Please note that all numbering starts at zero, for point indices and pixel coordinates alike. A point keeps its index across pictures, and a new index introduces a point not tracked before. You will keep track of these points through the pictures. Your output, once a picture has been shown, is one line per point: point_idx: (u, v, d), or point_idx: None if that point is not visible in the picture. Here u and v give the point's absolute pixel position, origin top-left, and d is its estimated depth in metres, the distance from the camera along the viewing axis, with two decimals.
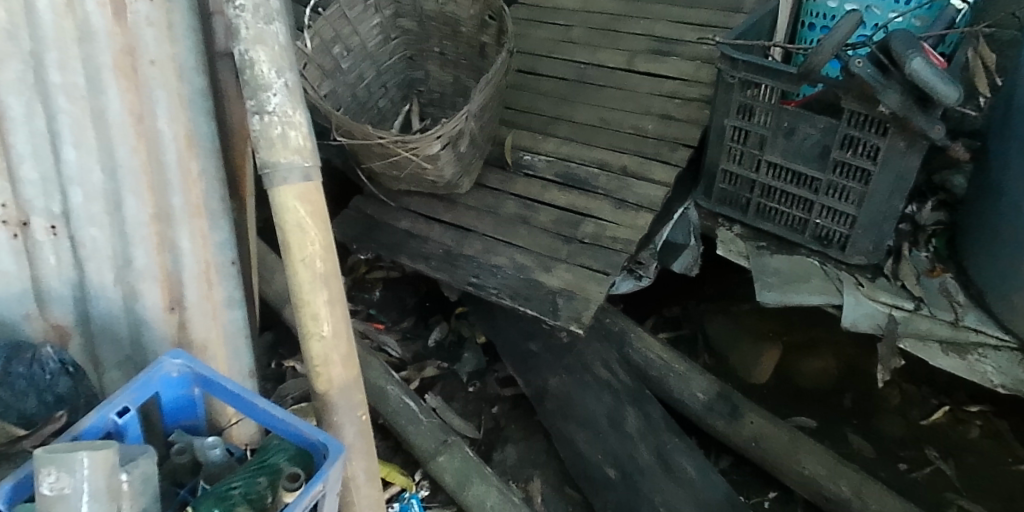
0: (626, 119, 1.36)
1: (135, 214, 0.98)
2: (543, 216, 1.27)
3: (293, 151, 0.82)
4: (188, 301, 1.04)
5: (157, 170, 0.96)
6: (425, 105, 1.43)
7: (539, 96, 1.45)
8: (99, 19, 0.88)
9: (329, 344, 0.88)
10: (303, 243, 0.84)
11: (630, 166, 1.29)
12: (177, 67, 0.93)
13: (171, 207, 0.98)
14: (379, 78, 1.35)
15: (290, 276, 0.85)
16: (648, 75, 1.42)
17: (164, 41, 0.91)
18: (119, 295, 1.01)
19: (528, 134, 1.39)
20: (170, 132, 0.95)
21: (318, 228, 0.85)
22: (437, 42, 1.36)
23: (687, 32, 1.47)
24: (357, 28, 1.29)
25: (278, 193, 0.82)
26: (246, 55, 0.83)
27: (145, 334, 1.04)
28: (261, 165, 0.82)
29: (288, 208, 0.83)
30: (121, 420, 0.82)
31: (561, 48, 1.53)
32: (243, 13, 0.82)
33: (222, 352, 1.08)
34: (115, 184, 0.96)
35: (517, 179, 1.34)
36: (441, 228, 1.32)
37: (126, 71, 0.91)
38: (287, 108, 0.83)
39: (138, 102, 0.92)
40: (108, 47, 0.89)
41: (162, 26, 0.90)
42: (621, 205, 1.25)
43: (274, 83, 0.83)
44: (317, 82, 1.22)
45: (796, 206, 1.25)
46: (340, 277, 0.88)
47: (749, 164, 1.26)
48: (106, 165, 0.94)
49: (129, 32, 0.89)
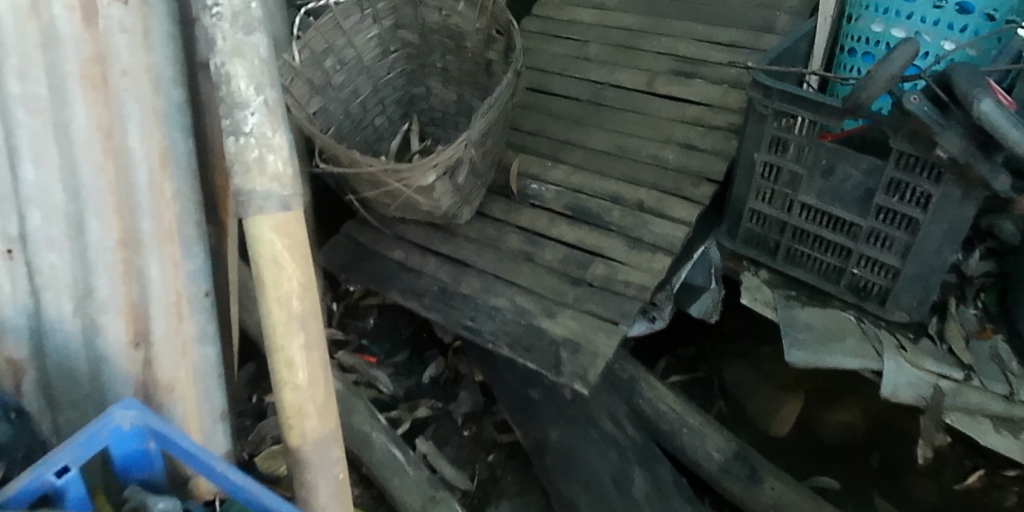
0: (645, 148, 1.23)
1: (98, 239, 0.84)
2: (550, 254, 1.15)
3: (271, 178, 0.72)
4: (155, 335, 0.90)
5: (126, 192, 0.84)
6: (426, 124, 1.31)
7: (550, 117, 1.33)
8: (66, 25, 0.76)
9: (304, 394, 0.77)
10: (278, 279, 0.73)
11: (647, 202, 1.16)
12: (153, 78, 0.81)
13: (141, 232, 0.86)
14: (376, 95, 1.24)
15: (263, 318, 0.75)
16: (669, 99, 1.29)
17: (138, 48, 0.80)
18: (80, 330, 0.87)
19: (537, 160, 1.27)
20: (141, 150, 0.83)
21: (297, 265, 0.75)
22: (439, 57, 1.24)
23: (713, 52, 1.33)
24: (352, 39, 1.17)
25: (252, 222, 0.72)
26: (222, 69, 0.71)
27: (105, 372, 0.89)
28: (234, 193, 0.72)
29: (264, 241, 0.73)
30: (62, 482, 0.64)
31: (576, 65, 1.40)
32: (220, 22, 0.71)
33: (191, 391, 0.94)
34: (78, 206, 0.83)
35: (522, 210, 1.22)
36: (437, 261, 1.20)
37: (95, 81, 0.79)
38: (265, 130, 0.72)
39: (106, 116, 0.80)
40: (75, 54, 0.77)
41: (139, 32, 0.79)
42: (636, 245, 1.12)
43: (254, 102, 0.72)
44: (303, 99, 1.10)
45: (832, 253, 1.12)
46: (321, 319, 0.78)
47: (781, 203, 1.13)
48: (68, 185, 0.81)
49: (99, 39, 0.78)
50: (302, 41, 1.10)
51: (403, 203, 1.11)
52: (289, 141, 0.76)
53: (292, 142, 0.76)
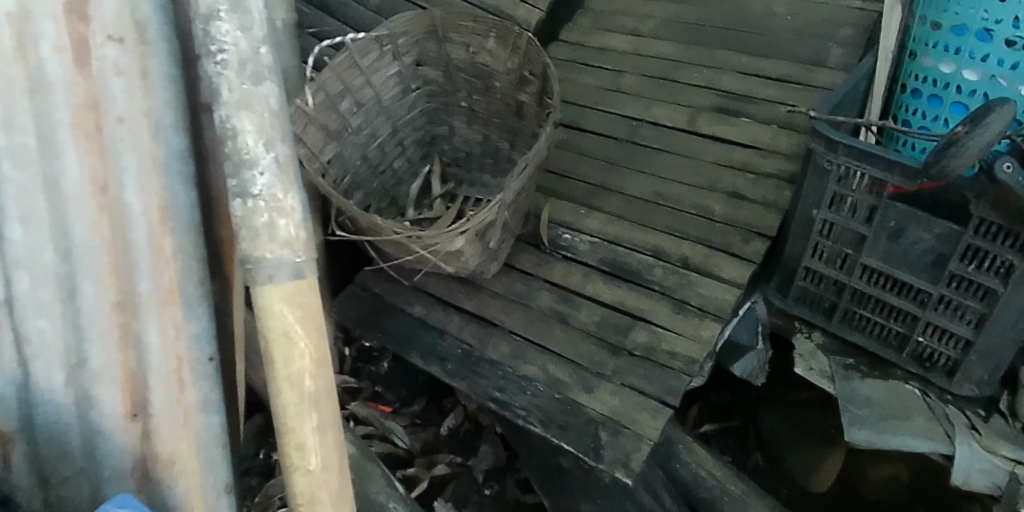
0: (689, 196, 1.13)
1: (91, 303, 0.65)
2: (585, 315, 1.05)
3: (282, 244, 0.64)
4: (156, 414, 0.70)
5: (124, 247, 0.65)
6: (447, 164, 1.22)
7: (582, 158, 1.23)
8: (56, 67, 0.60)
9: (317, 480, 0.69)
10: (290, 356, 0.65)
11: (693, 258, 1.06)
12: (152, 123, 0.65)
13: (138, 291, 0.67)
14: (395, 136, 1.14)
15: (272, 397, 0.67)
16: (713, 140, 1.19)
17: (136, 92, 0.64)
18: (72, 406, 0.66)
19: (569, 207, 1.17)
20: (141, 203, 0.66)
21: (310, 338, 0.66)
22: (465, 96, 1.14)
23: (760, 88, 1.23)
24: (370, 79, 1.07)
25: (261, 292, 0.64)
26: (227, 122, 0.62)
27: (104, 467, 0.69)
28: (241, 259, 0.64)
29: (275, 313, 0.65)
30: None
31: (609, 99, 1.30)
32: (226, 71, 0.62)
33: (197, 477, 0.74)
34: (68, 266, 0.64)
35: (554, 263, 1.12)
36: (461, 319, 1.10)
37: (88, 128, 0.62)
38: (276, 190, 0.64)
39: (102, 165, 0.63)
40: (66, 100, 0.61)
41: (137, 71, 0.64)
42: (681, 309, 1.01)
43: (264, 160, 0.64)
44: (316, 146, 1.01)
45: (897, 319, 1.01)
46: (337, 399, 0.69)
47: (840, 262, 1.02)
48: (58, 247, 0.63)
49: (93, 81, 0.62)
50: (316, 84, 1.00)
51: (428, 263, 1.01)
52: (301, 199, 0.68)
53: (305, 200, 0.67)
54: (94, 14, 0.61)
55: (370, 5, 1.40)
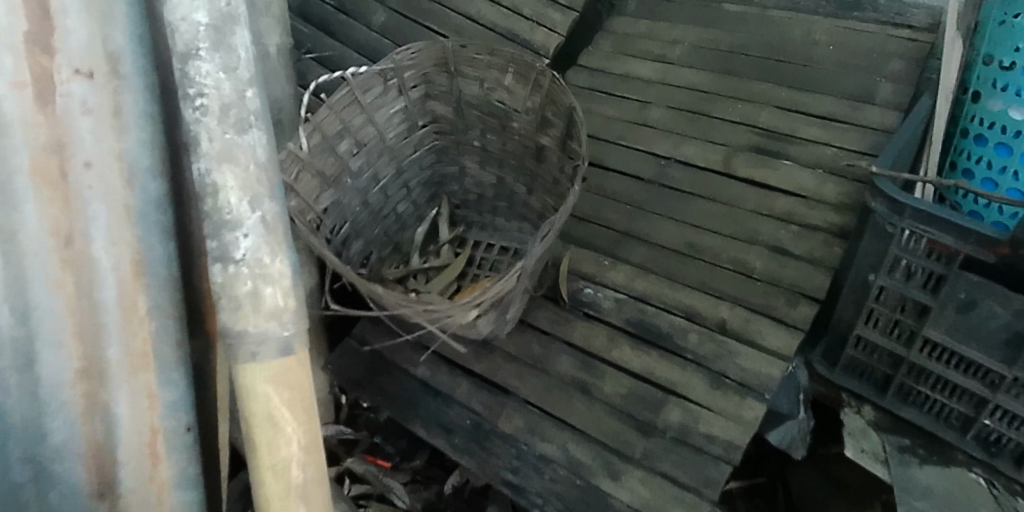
0: (725, 249, 1.01)
1: (51, 372, 0.61)
2: (610, 386, 0.93)
3: (267, 316, 0.63)
4: (124, 486, 0.66)
5: (89, 310, 0.61)
6: (456, 206, 1.12)
7: (605, 201, 1.12)
8: (11, 105, 0.56)
9: None
10: (274, 442, 0.64)
11: (732, 322, 0.94)
12: (124, 168, 0.61)
13: (106, 359, 0.63)
14: (400, 177, 1.03)
15: (256, 489, 0.65)
16: (751, 185, 1.07)
17: (107, 134, 0.60)
18: (29, 481, 0.63)
19: (592, 257, 1.06)
20: (111, 259, 0.62)
21: (297, 421, 0.65)
22: (478, 135, 1.02)
23: (803, 126, 1.11)
24: (372, 116, 0.96)
25: (242, 370, 0.64)
26: (207, 175, 0.60)
27: None
28: (222, 332, 0.63)
29: (257, 394, 0.64)
30: None
31: (635, 134, 1.19)
32: (204, 116, 0.60)
33: None
34: (27, 329, 0.60)
35: (574, 322, 1.00)
36: (470, 385, 0.99)
37: (50, 175, 0.58)
38: (262, 256, 0.62)
39: (66, 218, 0.59)
40: (23, 142, 0.57)
41: (107, 112, 0.60)
42: (719, 384, 0.89)
43: (249, 220, 0.62)
44: (309, 195, 0.90)
45: (961, 399, 0.89)
46: (325, 487, 0.68)
47: (899, 334, 0.90)
48: (14, 307, 0.59)
49: (57, 123, 0.57)
50: (310, 125, 0.90)
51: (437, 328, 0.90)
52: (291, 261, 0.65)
53: (295, 261, 0.65)
54: (59, 47, 0.57)
55: (374, 26, 1.30)
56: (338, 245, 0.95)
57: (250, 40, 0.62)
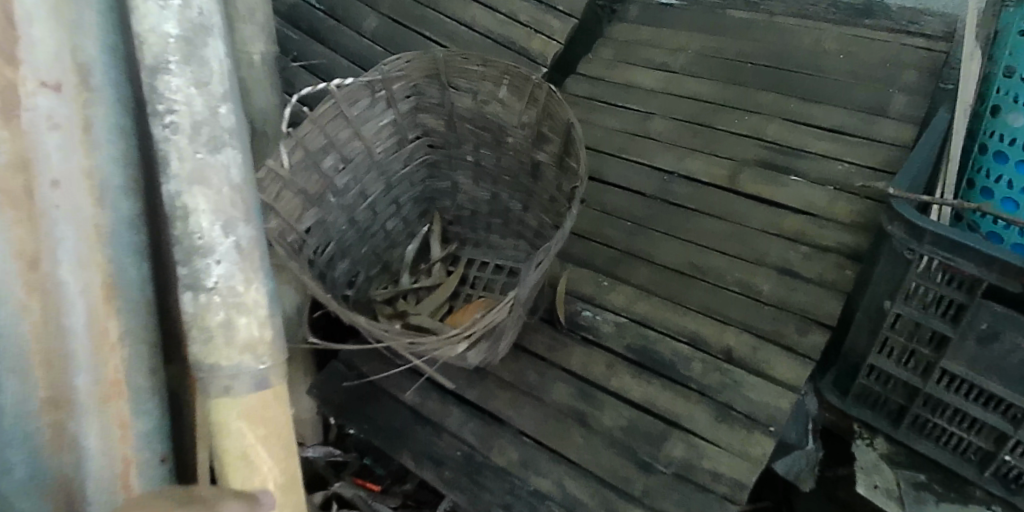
0: (731, 270, 0.95)
1: (15, 403, 0.61)
2: (609, 418, 0.88)
3: (242, 347, 0.68)
4: None
5: (54, 338, 0.61)
6: (449, 222, 1.07)
7: (605, 218, 1.07)
8: None
9: None
10: (249, 480, 0.68)
11: (738, 350, 0.88)
12: (95, 186, 0.63)
13: (73, 390, 0.62)
14: (389, 193, 0.98)
15: None
16: (758, 202, 1.02)
17: (76, 151, 0.61)
18: None
19: (590, 277, 1.01)
20: (75, 284, 0.62)
21: (271, 460, 0.69)
22: (471, 149, 0.97)
23: (813, 140, 1.06)
24: (359, 130, 0.91)
25: (213, 407, 0.68)
26: (180, 196, 0.66)
27: None
28: (197, 365, 0.68)
29: (231, 432, 0.68)
30: None
31: (636, 146, 1.14)
32: (177, 135, 0.65)
33: None
34: None
35: (571, 347, 0.95)
36: (461, 413, 0.94)
37: (11, 197, 0.58)
38: (237, 283, 0.67)
39: (28, 241, 0.59)
40: None
41: (77, 127, 0.61)
42: (724, 416, 0.84)
43: (222, 246, 0.66)
44: (291, 214, 0.85)
45: (980, 432, 0.83)
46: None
47: (915, 364, 0.84)
48: None
49: (18, 137, 0.57)
50: (292, 139, 0.85)
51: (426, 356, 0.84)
52: (266, 287, 0.71)
53: (271, 290, 0.71)
54: (22, 57, 0.56)
55: (366, 32, 1.25)
56: (322, 266, 0.91)
57: (223, 50, 0.65)
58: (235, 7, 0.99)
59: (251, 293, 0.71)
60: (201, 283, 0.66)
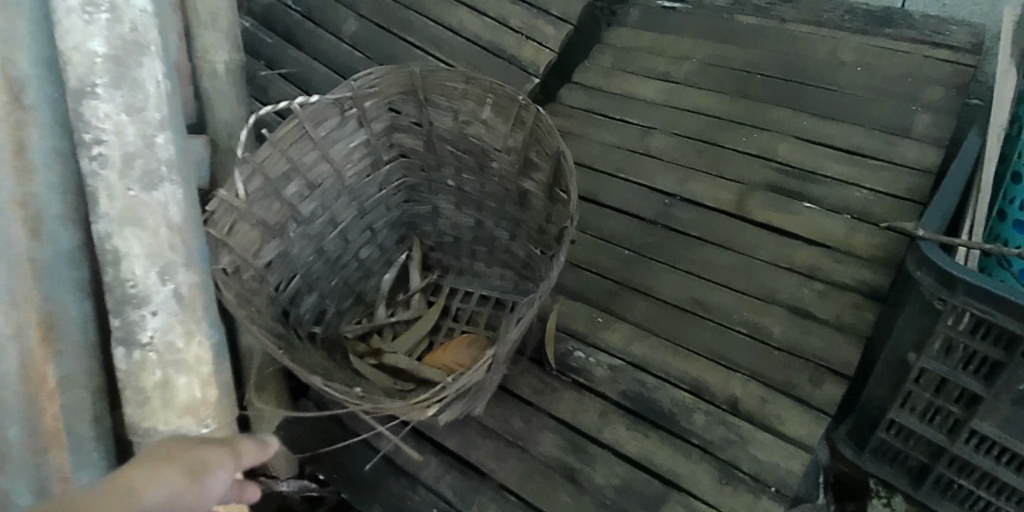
0: (737, 309, 0.86)
1: None
2: (600, 474, 0.79)
3: (182, 410, 0.62)
4: None
5: None
6: (429, 248, 0.98)
7: (600, 245, 0.97)
8: None
9: None
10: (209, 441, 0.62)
11: (744, 401, 0.80)
12: (27, 215, 0.63)
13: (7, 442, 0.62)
14: (362, 219, 0.90)
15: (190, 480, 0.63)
16: (768, 230, 0.92)
17: (8, 177, 0.62)
18: None
19: (583, 312, 0.92)
20: (9, 323, 0.62)
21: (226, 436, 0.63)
22: (453, 172, 0.88)
23: (828, 162, 0.97)
24: (327, 152, 0.82)
25: None
26: (108, 238, 0.61)
27: None
28: (133, 428, 0.63)
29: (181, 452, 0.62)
30: None
31: (635, 165, 1.05)
32: (105, 171, 0.60)
33: None
34: None
35: (561, 391, 0.87)
36: (439, 463, 0.86)
37: None
38: (174, 338, 0.62)
39: None
40: None
41: (9, 149, 0.62)
42: (727, 476, 0.76)
43: (159, 294, 0.62)
44: (247, 248, 0.76)
45: (1009, 498, 0.73)
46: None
47: (941, 421, 0.74)
48: None
49: None
50: (249, 165, 0.75)
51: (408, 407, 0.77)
52: (213, 339, 0.65)
53: (214, 344, 0.64)
54: None
55: (345, 36, 1.15)
56: (286, 302, 0.82)
57: (162, 72, 0.61)
58: (196, 13, 0.90)
59: (193, 348, 0.63)
60: (135, 336, 0.62)
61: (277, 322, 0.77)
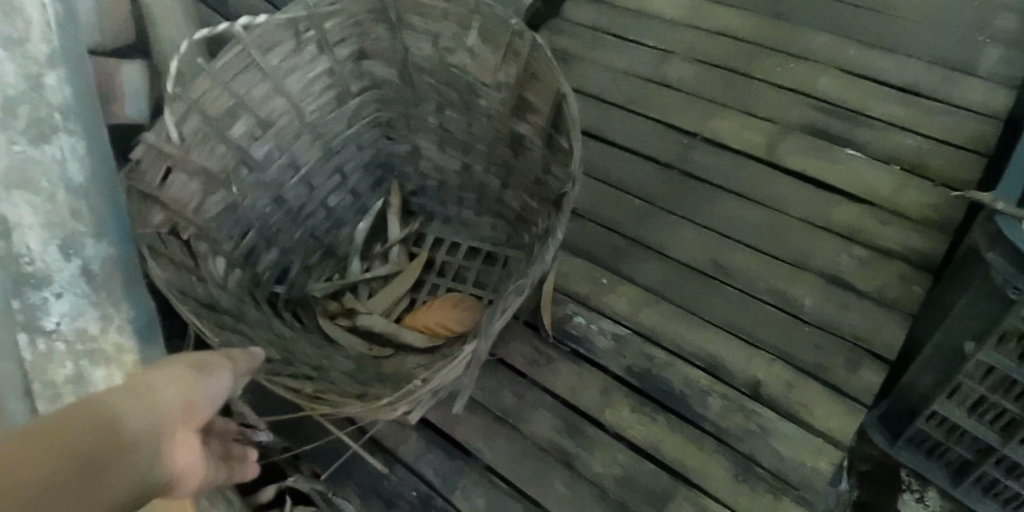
0: (763, 275, 0.75)
1: None
2: (599, 462, 0.69)
3: None
4: None
5: None
6: (410, 193, 0.85)
7: (608, 191, 0.84)
8: None
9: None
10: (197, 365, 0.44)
11: (768, 384, 0.70)
12: None
13: None
14: (329, 162, 0.77)
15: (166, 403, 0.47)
16: (802, 181, 0.80)
17: None
18: None
19: (586, 271, 0.79)
20: None
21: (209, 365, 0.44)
22: (433, 109, 0.75)
23: (876, 101, 0.83)
24: (282, 84, 0.69)
25: None
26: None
27: None
28: None
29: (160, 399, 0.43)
30: None
31: (651, 97, 0.90)
32: None
33: None
34: None
35: (558, 362, 0.75)
36: (420, 439, 0.75)
37: None
38: (81, 320, 0.60)
39: None
40: None
41: None
42: (744, 473, 0.66)
43: (62, 272, 0.59)
44: (182, 203, 0.65)
45: None
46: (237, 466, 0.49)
47: (994, 417, 0.64)
48: None
49: None
50: (184, 102, 0.64)
51: (383, 386, 0.66)
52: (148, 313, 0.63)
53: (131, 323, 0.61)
54: None
55: None
56: (239, 262, 0.71)
57: None
58: None
59: (110, 335, 0.61)
60: (37, 322, 0.58)
61: (227, 288, 0.66)
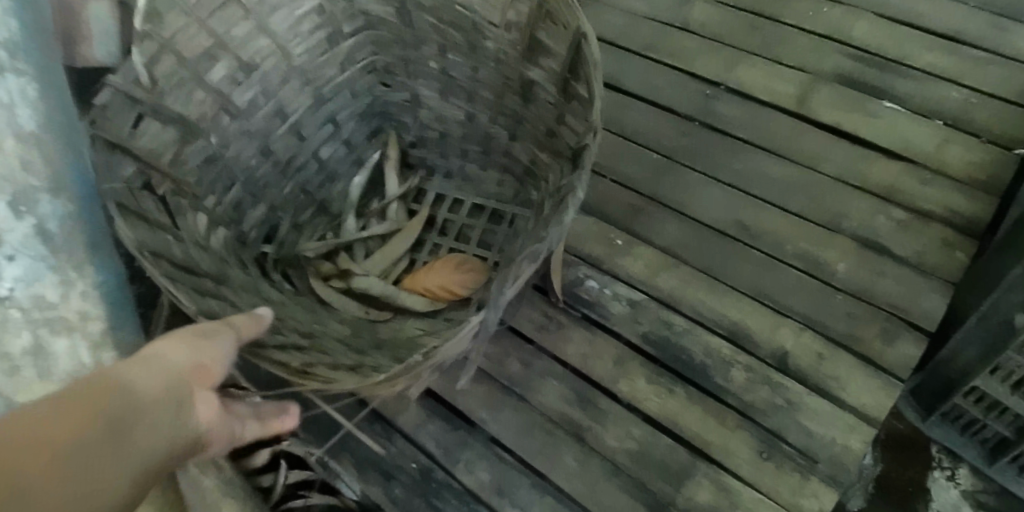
0: (791, 237, 0.70)
1: None
2: (613, 436, 0.64)
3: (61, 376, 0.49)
4: None
5: None
6: (409, 144, 0.78)
7: (624, 146, 0.78)
8: None
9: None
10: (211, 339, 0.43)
11: (795, 355, 0.65)
12: None
13: None
14: (320, 110, 0.71)
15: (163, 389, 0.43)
16: (835, 136, 0.74)
17: None
18: None
19: (600, 232, 0.74)
20: None
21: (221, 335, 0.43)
22: (433, 52, 0.69)
23: (915, 50, 0.76)
24: (266, 24, 0.64)
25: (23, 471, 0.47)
26: None
27: None
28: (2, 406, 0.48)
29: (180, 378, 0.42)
30: None
31: (671, 42, 0.82)
32: None
33: None
34: None
35: (569, 329, 0.70)
36: (420, 410, 0.69)
37: None
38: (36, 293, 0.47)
39: None
40: None
41: None
42: (768, 450, 0.62)
43: (14, 232, 0.46)
44: (156, 154, 0.59)
45: None
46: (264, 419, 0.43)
47: None
48: None
49: None
50: (154, 42, 0.58)
51: (380, 356, 0.61)
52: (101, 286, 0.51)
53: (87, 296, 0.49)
54: None
55: None
56: (224, 221, 0.66)
57: None
58: None
59: (72, 302, 0.49)
60: None
61: (209, 249, 0.60)
